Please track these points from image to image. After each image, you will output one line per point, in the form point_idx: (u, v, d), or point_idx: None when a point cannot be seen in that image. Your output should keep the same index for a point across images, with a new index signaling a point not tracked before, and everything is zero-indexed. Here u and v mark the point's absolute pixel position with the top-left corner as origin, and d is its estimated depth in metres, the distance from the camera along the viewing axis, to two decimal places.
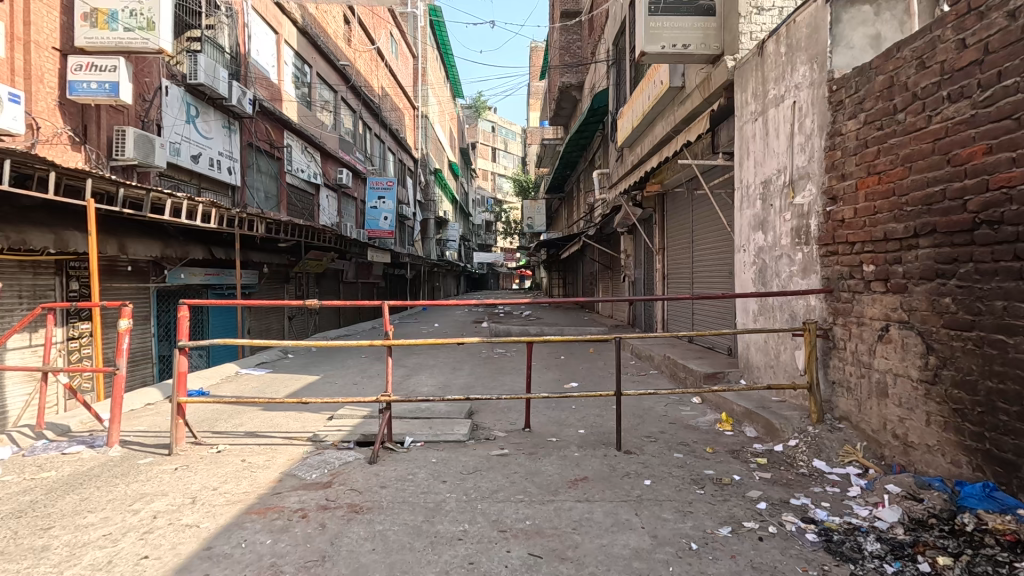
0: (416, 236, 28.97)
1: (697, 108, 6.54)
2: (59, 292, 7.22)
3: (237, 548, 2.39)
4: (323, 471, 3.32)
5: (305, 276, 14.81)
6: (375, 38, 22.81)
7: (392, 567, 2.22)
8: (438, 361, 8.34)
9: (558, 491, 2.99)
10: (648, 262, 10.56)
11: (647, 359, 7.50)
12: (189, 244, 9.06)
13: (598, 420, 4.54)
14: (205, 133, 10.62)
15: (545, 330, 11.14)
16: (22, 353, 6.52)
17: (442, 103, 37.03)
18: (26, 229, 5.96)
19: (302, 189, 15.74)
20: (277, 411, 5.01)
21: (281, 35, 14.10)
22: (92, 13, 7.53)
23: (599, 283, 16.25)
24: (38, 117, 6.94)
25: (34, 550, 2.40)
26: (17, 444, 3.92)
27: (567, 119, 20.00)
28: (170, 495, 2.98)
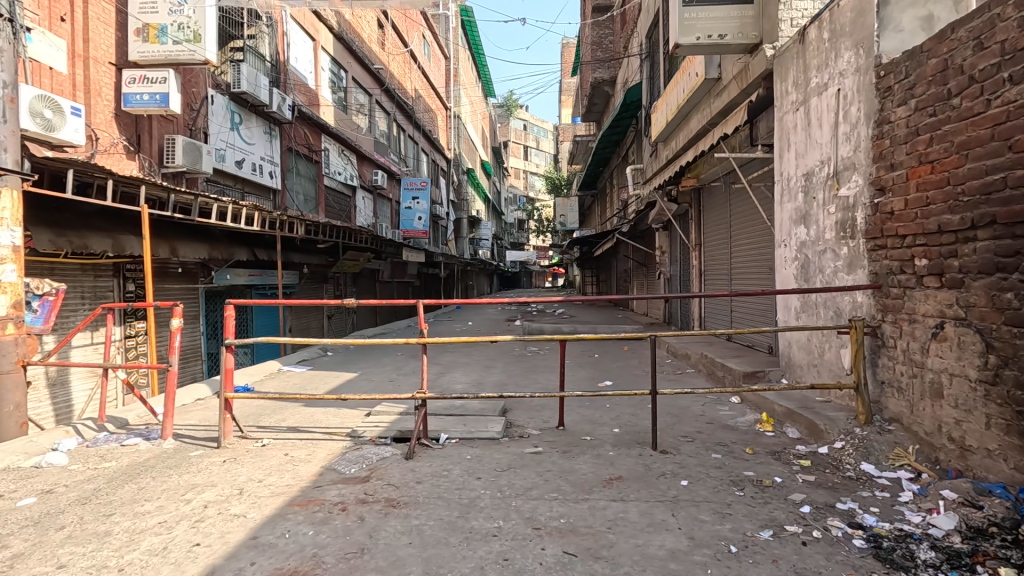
0: (449, 235, 29.30)
1: (735, 99, 6.34)
2: (117, 293, 7.66)
3: (281, 538, 2.48)
4: (361, 466, 3.40)
5: (342, 276, 15.22)
6: (408, 40, 23.16)
7: (428, 563, 2.25)
8: (472, 359, 8.43)
9: (593, 489, 2.98)
10: (684, 259, 10.34)
11: (683, 357, 7.35)
12: (234, 246, 9.44)
13: (634, 419, 4.48)
14: (248, 139, 11.03)
15: (578, 329, 11.07)
16: (85, 350, 6.97)
17: (474, 103, 37.21)
18: (87, 234, 6.33)
19: (339, 191, 16.13)
20: (318, 407, 5.16)
21: (318, 42, 14.49)
22: (144, 29, 7.97)
23: (633, 280, 16.02)
24: (97, 129, 7.41)
25: (97, 535, 2.57)
26: (81, 436, 4.19)
27: (599, 115, 19.76)
28: (219, 486, 3.12)
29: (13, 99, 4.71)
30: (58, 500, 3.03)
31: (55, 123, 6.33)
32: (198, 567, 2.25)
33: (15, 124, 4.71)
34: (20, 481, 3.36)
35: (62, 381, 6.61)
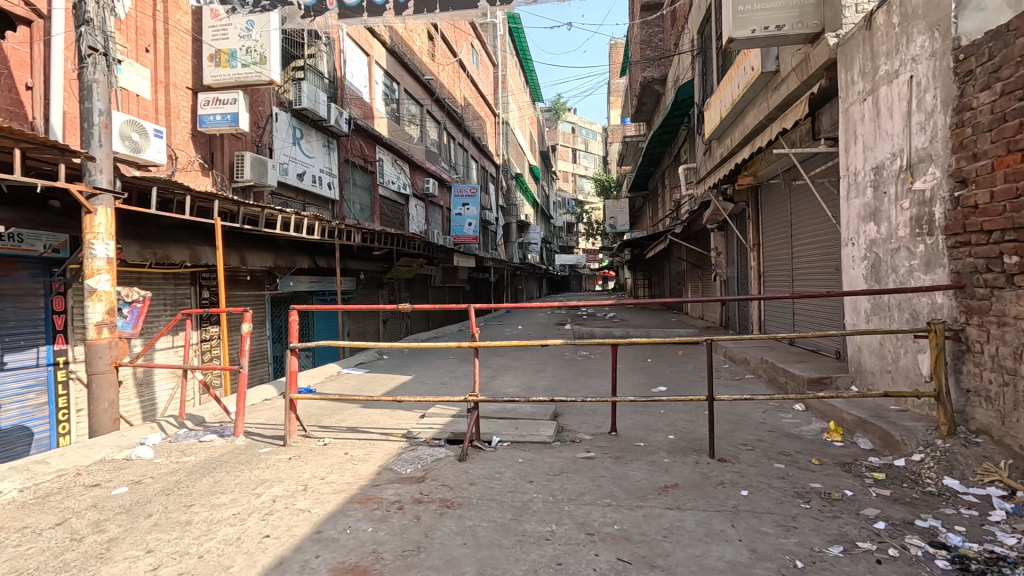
0: (499, 240, 29.56)
1: (795, 93, 6.05)
2: (194, 300, 8.27)
3: (343, 534, 2.59)
4: (417, 467, 3.50)
5: (396, 282, 15.69)
6: (457, 50, 23.69)
7: (482, 563, 2.28)
8: (523, 363, 8.46)
9: (647, 496, 2.92)
10: (741, 259, 9.93)
11: (742, 362, 7.06)
12: (297, 254, 9.96)
13: (690, 426, 4.35)
14: (309, 153, 11.63)
15: (631, 332, 10.86)
16: (167, 353, 7.56)
17: (521, 108, 37.42)
18: (168, 246, 6.89)
19: (392, 200, 16.68)
20: (375, 408, 5.35)
21: (372, 57, 15.09)
22: (216, 54, 8.55)
23: (687, 283, 15.53)
24: (176, 148, 8.06)
25: (180, 524, 2.78)
26: (165, 431, 4.55)
27: (649, 115, 19.37)
28: (286, 482, 3.30)
29: (107, 125, 5.20)
30: (147, 490, 3.31)
31: (140, 144, 6.93)
32: (269, 558, 2.39)
33: (109, 147, 5.19)
34: (114, 472, 3.69)
35: (147, 381, 7.19)
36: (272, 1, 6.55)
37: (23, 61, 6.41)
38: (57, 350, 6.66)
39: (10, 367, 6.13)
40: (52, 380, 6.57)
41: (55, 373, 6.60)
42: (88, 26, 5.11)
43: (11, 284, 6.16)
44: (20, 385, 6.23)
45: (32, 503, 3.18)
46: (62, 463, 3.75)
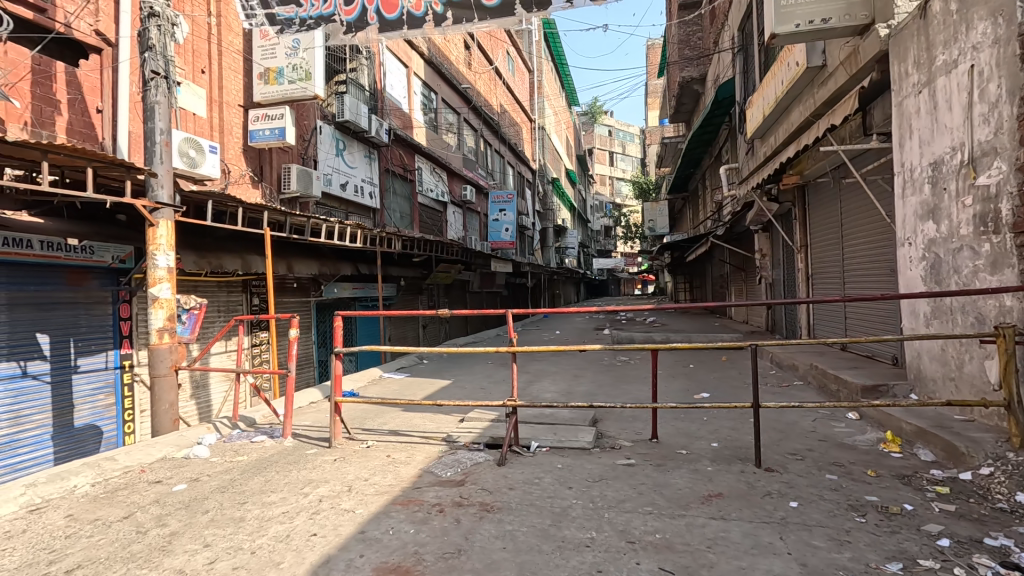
0: (536, 244, 29.54)
1: (843, 87, 5.81)
2: (245, 306, 8.68)
3: (386, 534, 2.66)
4: (456, 470, 3.55)
5: (435, 288, 15.95)
6: (493, 58, 23.97)
7: (522, 567, 2.29)
8: (561, 368, 8.41)
9: (690, 505, 2.85)
10: (788, 261, 9.57)
11: (790, 368, 6.79)
12: (341, 261, 10.30)
13: (734, 433, 4.22)
14: (351, 164, 12.01)
15: (671, 337, 10.63)
16: (221, 357, 7.96)
17: (557, 113, 37.38)
18: (222, 255, 7.26)
19: (431, 207, 16.99)
20: (415, 412, 5.46)
21: (410, 68, 15.45)
22: (265, 73, 8.98)
23: (730, 285, 15.08)
24: (229, 163, 8.53)
25: (234, 520, 2.92)
26: (220, 432, 4.78)
27: (688, 115, 18.97)
28: (332, 482, 3.41)
29: (168, 143, 5.54)
30: (204, 487, 3.49)
31: (197, 160, 7.34)
32: (316, 556, 2.48)
33: (169, 164, 5.53)
34: (174, 469, 3.91)
35: (203, 383, 7.59)
36: (317, 19, 6.84)
37: (94, 87, 6.94)
38: (123, 354, 7.11)
39: (82, 369, 6.61)
40: (119, 382, 7.03)
41: (122, 376, 7.06)
42: (151, 51, 5.47)
43: (83, 293, 6.65)
44: (91, 387, 6.71)
45: (102, 497, 3.41)
46: (128, 459, 4.00)
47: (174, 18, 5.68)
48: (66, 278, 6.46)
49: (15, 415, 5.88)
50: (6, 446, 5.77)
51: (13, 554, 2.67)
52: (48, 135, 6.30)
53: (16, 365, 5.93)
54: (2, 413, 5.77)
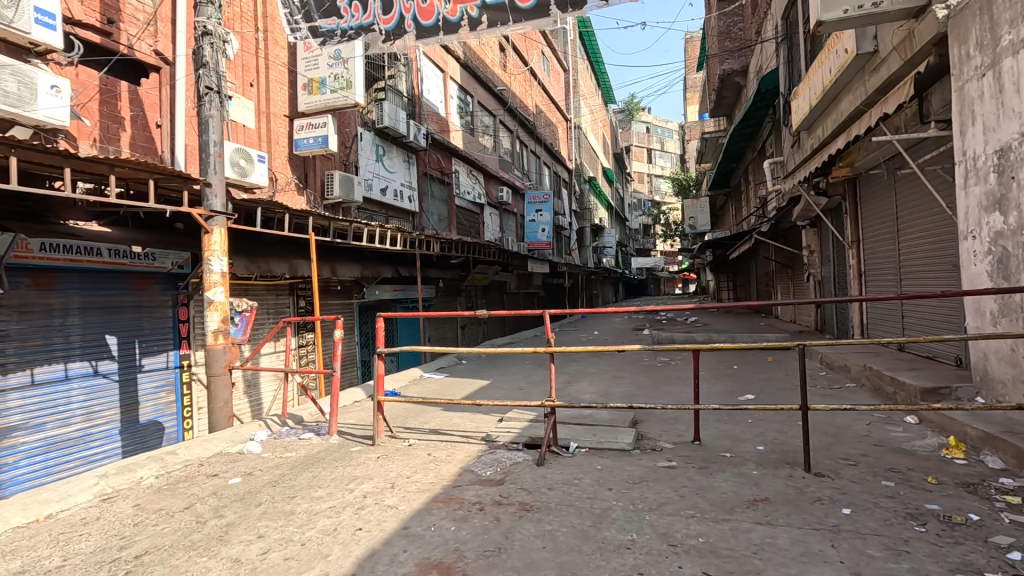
0: (573, 244, 29.34)
1: (897, 74, 5.51)
2: (292, 308, 9.04)
3: (428, 530, 2.72)
4: (496, 469, 3.58)
5: (473, 289, 16.12)
6: (528, 59, 24.02)
7: (562, 567, 2.30)
8: (600, 368, 8.34)
9: (735, 510, 2.78)
10: (839, 258, 9.15)
11: (841, 369, 6.50)
12: (382, 264, 10.57)
13: (782, 437, 4.08)
14: (390, 169, 12.30)
15: (714, 337, 10.34)
16: (271, 357, 8.32)
17: (594, 111, 37.01)
18: (270, 260, 7.59)
19: (468, 209, 17.17)
20: (455, 411, 5.54)
21: (447, 73, 15.68)
22: (309, 83, 9.30)
23: (776, 284, 14.54)
24: (276, 171, 8.92)
25: (285, 513, 3.06)
26: (270, 429, 4.99)
27: (730, 108, 18.40)
28: (375, 479, 3.51)
29: (221, 154, 5.83)
30: (256, 481, 3.67)
31: (247, 169, 7.69)
32: (362, 550, 2.56)
33: (222, 173, 5.83)
34: (229, 464, 4.12)
35: (254, 382, 7.95)
36: (357, 30, 7.07)
37: (154, 103, 7.40)
38: (182, 355, 7.54)
39: (146, 368, 7.03)
40: (178, 381, 7.45)
41: (181, 375, 7.49)
42: (205, 68, 5.79)
43: (146, 297, 7.09)
44: (154, 385, 7.13)
45: (165, 488, 3.63)
46: (188, 454, 4.24)
47: (226, 35, 5.98)
48: (130, 283, 6.91)
49: (87, 411, 6.35)
50: (80, 440, 6.25)
51: (89, 539, 2.88)
52: (114, 150, 6.76)
53: (88, 365, 6.40)
54: (76, 409, 6.24)
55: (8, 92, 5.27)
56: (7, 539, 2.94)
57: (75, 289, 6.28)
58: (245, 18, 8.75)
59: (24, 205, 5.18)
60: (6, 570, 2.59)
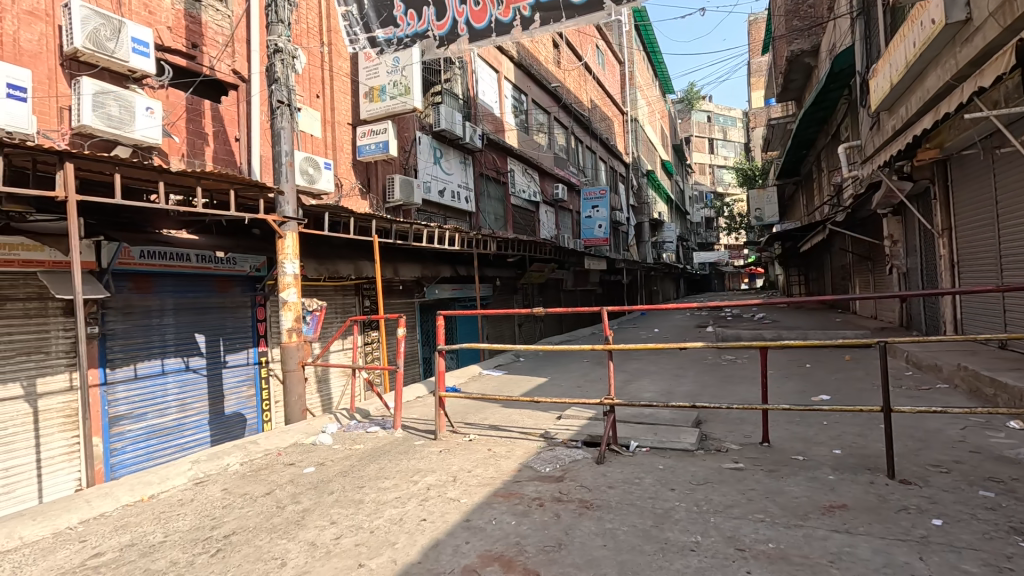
0: (631, 240, 28.69)
1: (994, 43, 4.98)
2: (358, 308, 9.48)
3: (489, 524, 2.78)
4: (555, 466, 3.60)
5: (529, 287, 16.19)
6: (583, 54, 23.76)
7: (623, 566, 2.27)
8: (660, 367, 8.14)
9: (809, 516, 2.63)
10: (927, 247, 8.40)
11: (930, 369, 5.97)
12: (440, 264, 10.86)
13: (861, 440, 3.81)
14: (448, 171, 12.57)
15: (783, 334, 9.78)
16: (339, 354, 8.78)
17: (651, 103, 35.96)
18: (338, 262, 8.01)
19: (524, 208, 17.25)
20: (513, 408, 5.60)
21: (501, 73, 15.84)
22: (370, 91, 9.65)
23: (854, 277, 13.54)
24: (341, 177, 9.38)
25: (355, 502, 3.23)
26: (340, 422, 5.27)
27: (799, 91, 17.32)
28: (438, 472, 3.62)
29: (291, 163, 6.20)
30: (329, 471, 3.89)
31: (315, 176, 8.14)
32: (426, 539, 2.66)
33: (293, 181, 6.20)
34: (304, 454, 4.39)
35: (324, 378, 8.41)
36: (413, 37, 7.30)
37: (233, 118, 7.99)
38: (261, 351, 8.11)
39: (230, 364, 7.62)
40: (258, 376, 8.02)
41: (260, 370, 8.05)
42: (277, 83, 6.19)
43: (228, 298, 7.68)
44: (237, 380, 7.72)
45: (248, 475, 3.94)
46: (267, 444, 4.56)
47: (295, 51, 6.35)
48: (215, 286, 7.51)
49: (181, 403, 6.98)
50: (175, 429, 6.87)
51: (185, 519, 3.18)
52: (200, 164, 7.37)
53: (181, 360, 7.02)
54: (172, 401, 6.87)
55: (111, 116, 5.95)
56: (119, 515, 3.30)
57: (168, 292, 6.92)
58: (311, 34, 9.29)
59: (125, 216, 5.74)
60: (119, 543, 2.91)
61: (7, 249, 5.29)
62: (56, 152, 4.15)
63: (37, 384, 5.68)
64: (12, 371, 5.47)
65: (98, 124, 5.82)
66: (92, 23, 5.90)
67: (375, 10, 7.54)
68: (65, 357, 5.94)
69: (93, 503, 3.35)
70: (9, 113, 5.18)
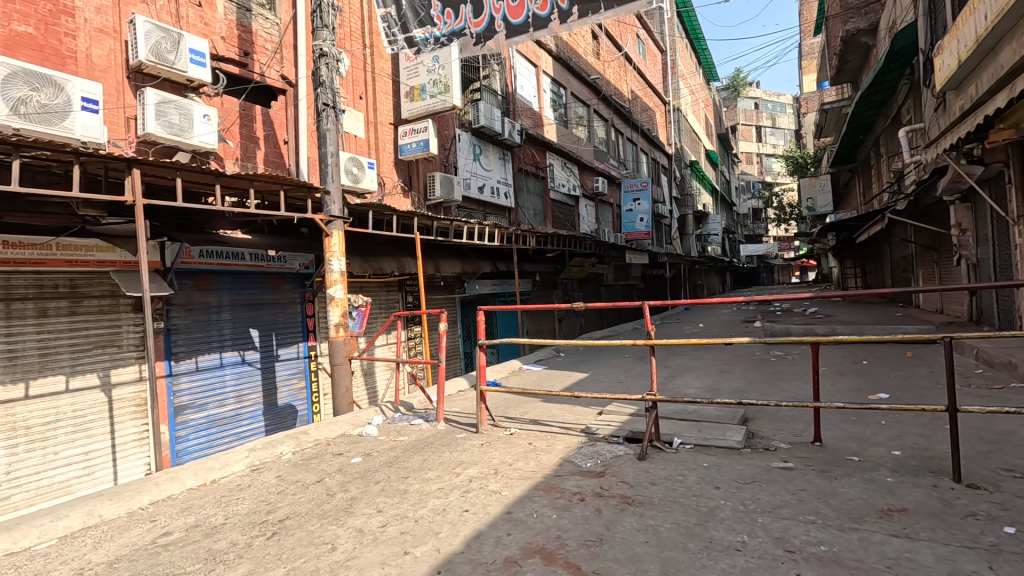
0: (675, 233, 27.97)
1: None
2: (401, 303, 9.71)
3: (531, 517, 2.80)
4: (596, 462, 3.58)
5: (569, 283, 16.08)
6: (623, 44, 23.31)
7: (666, 564, 2.24)
8: (705, 362, 7.92)
9: (865, 519, 2.51)
10: (1000, 236, 7.79)
11: (1004, 367, 5.54)
12: (481, 260, 10.98)
13: (924, 441, 3.59)
14: (487, 167, 12.65)
15: (838, 329, 9.32)
16: (384, 348, 9.05)
17: (694, 91, 34.89)
18: (382, 258, 8.28)
19: (564, 202, 17.15)
20: (554, 403, 5.61)
21: (539, 67, 15.76)
22: (411, 91, 9.81)
23: (918, 269, 12.70)
24: (384, 176, 9.62)
25: (400, 491, 3.33)
26: (385, 414, 5.43)
27: (855, 73, 16.36)
28: (480, 465, 3.68)
29: (337, 163, 6.39)
30: (375, 461, 4.02)
31: (359, 176, 8.37)
32: (469, 530, 2.71)
33: (338, 181, 6.40)
34: (352, 444, 4.56)
35: (370, 371, 8.70)
36: (450, 35, 7.37)
37: (282, 122, 8.34)
38: (311, 346, 8.46)
39: (282, 358, 7.99)
40: (308, 369, 8.37)
41: (309, 363, 8.40)
42: (322, 86, 6.40)
43: (280, 295, 8.05)
44: (289, 372, 8.08)
45: (300, 463, 4.13)
46: (317, 434, 4.75)
47: (339, 54, 6.54)
48: (267, 284, 7.88)
49: (238, 394, 7.37)
50: (233, 418, 7.26)
51: (244, 503, 3.37)
52: (252, 167, 7.73)
53: (238, 354, 7.40)
54: (230, 392, 7.26)
55: (172, 124, 6.33)
56: (184, 497, 3.54)
57: (225, 290, 7.30)
58: (354, 37, 9.54)
59: (186, 218, 6.09)
60: (184, 523, 3.12)
61: (83, 249, 5.83)
62: (125, 159, 4.45)
63: (111, 374, 6.13)
64: (89, 362, 5.94)
65: (161, 132, 6.22)
66: (154, 37, 6.30)
67: (413, 10, 7.62)
68: (134, 350, 6.37)
69: (162, 486, 3.60)
70: (84, 125, 5.59)
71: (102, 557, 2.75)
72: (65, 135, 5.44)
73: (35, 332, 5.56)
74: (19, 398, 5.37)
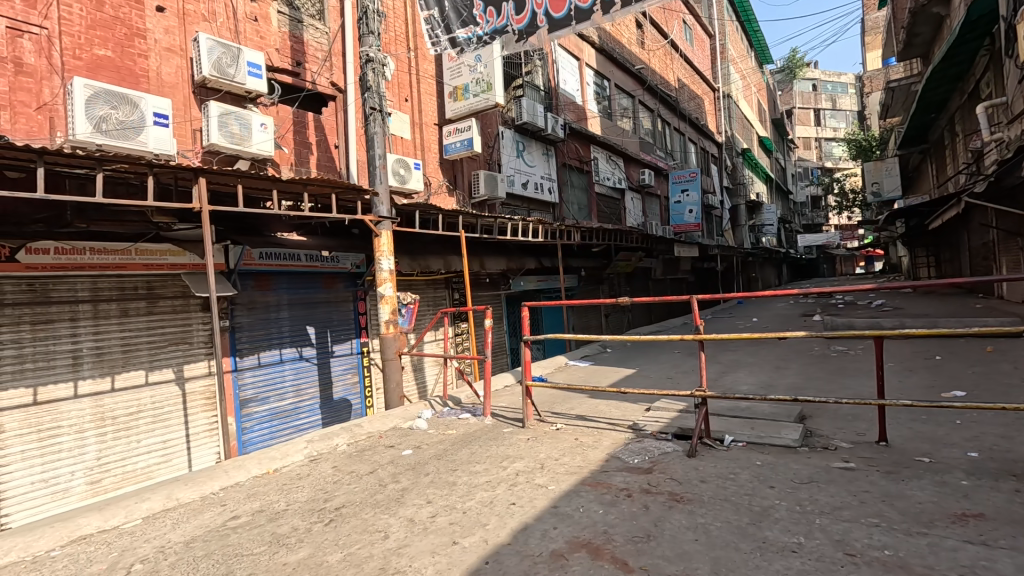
0: (726, 225, 26.96)
1: None
2: (449, 300, 9.91)
3: (577, 511, 2.81)
4: (644, 458, 3.53)
5: (616, 278, 15.85)
6: (669, 31, 22.64)
7: (716, 564, 2.19)
8: (760, 358, 7.62)
9: (935, 523, 2.36)
10: None
11: None
12: (525, 256, 11.06)
13: (1006, 443, 3.31)
14: (531, 163, 12.67)
15: (908, 322, 8.71)
16: (432, 344, 9.29)
17: (746, 76, 33.40)
18: (428, 257, 8.53)
19: (609, 196, 16.90)
20: (600, 399, 5.57)
21: (582, 60, 15.59)
22: (454, 91, 9.94)
23: (1001, 255, 11.64)
24: (430, 176, 9.84)
25: (449, 483, 3.41)
26: (434, 408, 5.57)
27: (926, 46, 15.18)
28: (527, 459, 3.71)
29: (384, 165, 6.57)
30: (425, 453, 4.14)
31: (406, 177, 8.59)
32: (515, 522, 2.75)
33: (386, 183, 6.59)
34: (402, 437, 4.72)
35: (418, 366, 8.95)
36: (492, 34, 7.42)
37: (333, 127, 8.69)
38: (363, 342, 8.80)
39: (336, 354, 8.35)
40: (361, 365, 8.71)
41: (362, 359, 8.73)
42: (369, 91, 6.60)
43: (334, 294, 8.40)
44: (343, 368, 8.43)
45: (355, 454, 4.31)
46: (370, 427, 4.93)
47: (384, 58, 6.72)
48: (322, 283, 8.24)
49: (296, 389, 7.75)
50: (293, 412, 7.65)
51: (304, 491, 3.56)
52: (306, 171, 8.09)
53: (296, 350, 7.78)
54: (289, 387, 7.65)
55: (233, 133, 6.73)
56: (251, 484, 3.78)
57: (284, 290, 7.70)
58: (399, 41, 9.77)
59: (246, 222, 6.46)
60: (251, 508, 3.33)
61: (158, 254, 6.32)
62: (192, 169, 4.77)
63: (184, 369, 6.60)
64: (164, 359, 6.41)
65: (223, 142, 6.62)
66: (215, 52, 6.71)
67: (455, 11, 7.70)
68: (204, 347, 6.81)
69: (230, 473, 3.87)
70: (156, 138, 6.02)
71: (180, 537, 2.98)
72: (140, 149, 5.87)
73: (118, 331, 6.07)
74: (106, 391, 5.90)
